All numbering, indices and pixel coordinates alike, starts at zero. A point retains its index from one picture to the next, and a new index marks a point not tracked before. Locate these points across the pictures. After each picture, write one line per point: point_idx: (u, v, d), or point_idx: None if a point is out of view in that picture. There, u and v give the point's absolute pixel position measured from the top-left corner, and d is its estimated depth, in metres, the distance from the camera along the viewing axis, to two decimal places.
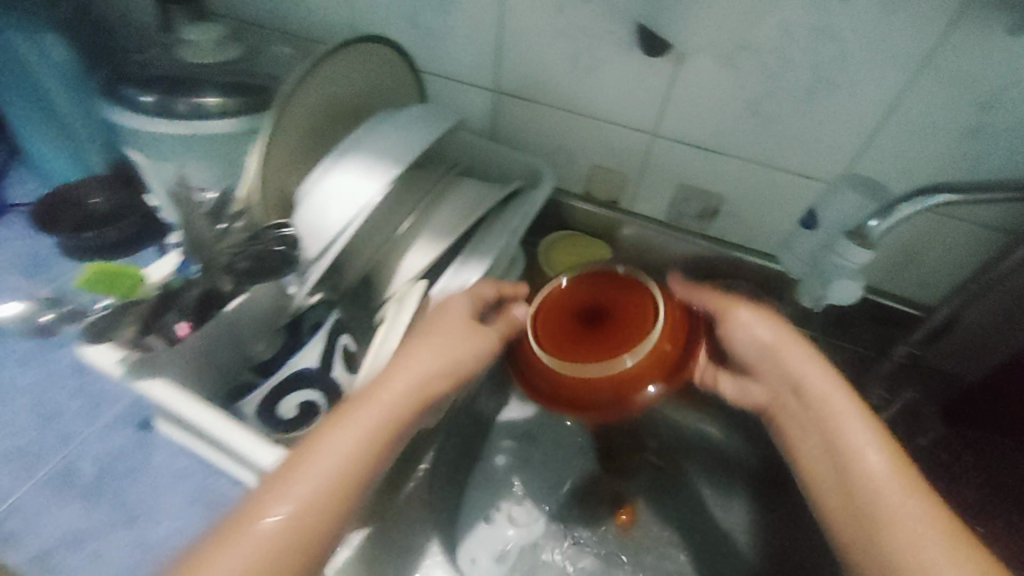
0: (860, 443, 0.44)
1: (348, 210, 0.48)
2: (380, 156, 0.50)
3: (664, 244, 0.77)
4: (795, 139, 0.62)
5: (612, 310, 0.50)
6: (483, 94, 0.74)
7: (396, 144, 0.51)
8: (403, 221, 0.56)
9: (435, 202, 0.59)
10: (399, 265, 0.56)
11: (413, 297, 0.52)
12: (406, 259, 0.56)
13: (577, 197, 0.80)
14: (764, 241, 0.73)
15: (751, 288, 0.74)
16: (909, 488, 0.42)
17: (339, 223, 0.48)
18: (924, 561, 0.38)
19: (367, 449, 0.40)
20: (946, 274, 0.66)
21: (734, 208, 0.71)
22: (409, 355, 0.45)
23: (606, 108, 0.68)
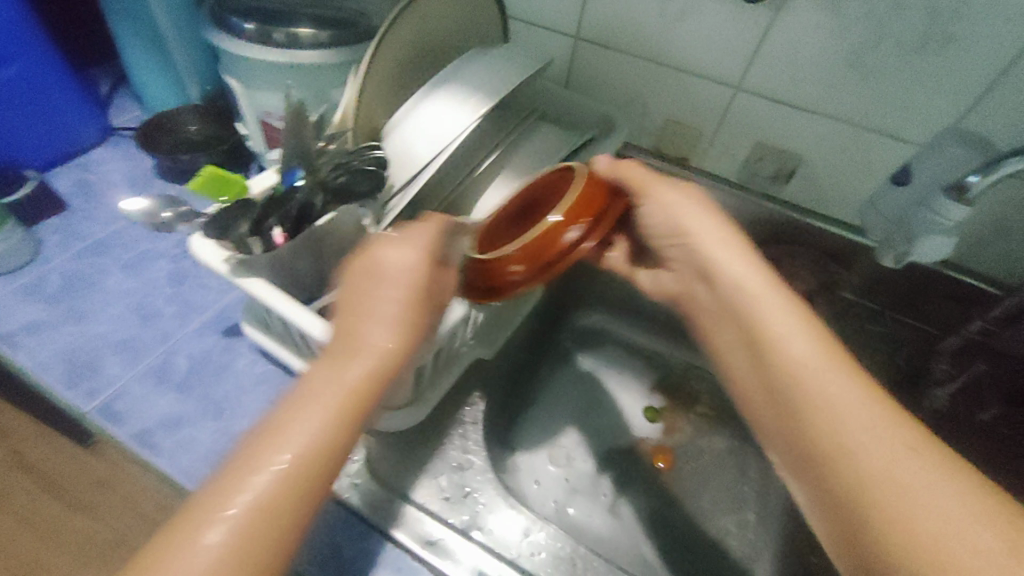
0: (803, 358, 0.38)
1: (441, 136, 0.50)
2: (472, 88, 0.52)
3: (732, 205, 0.77)
4: (891, 97, 0.59)
5: (538, 205, 0.52)
6: (562, 40, 0.73)
7: (487, 78, 0.53)
8: (484, 161, 0.57)
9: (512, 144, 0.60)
10: (479, 203, 0.58)
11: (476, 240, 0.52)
12: (487, 196, 0.58)
13: (646, 152, 0.79)
14: (840, 206, 0.71)
15: (818, 255, 0.73)
16: (892, 414, 0.34)
17: (432, 148, 0.50)
18: (846, 443, 0.33)
19: (343, 401, 0.35)
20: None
21: (812, 171, 0.69)
22: (367, 308, 0.39)
23: (689, 58, 0.67)
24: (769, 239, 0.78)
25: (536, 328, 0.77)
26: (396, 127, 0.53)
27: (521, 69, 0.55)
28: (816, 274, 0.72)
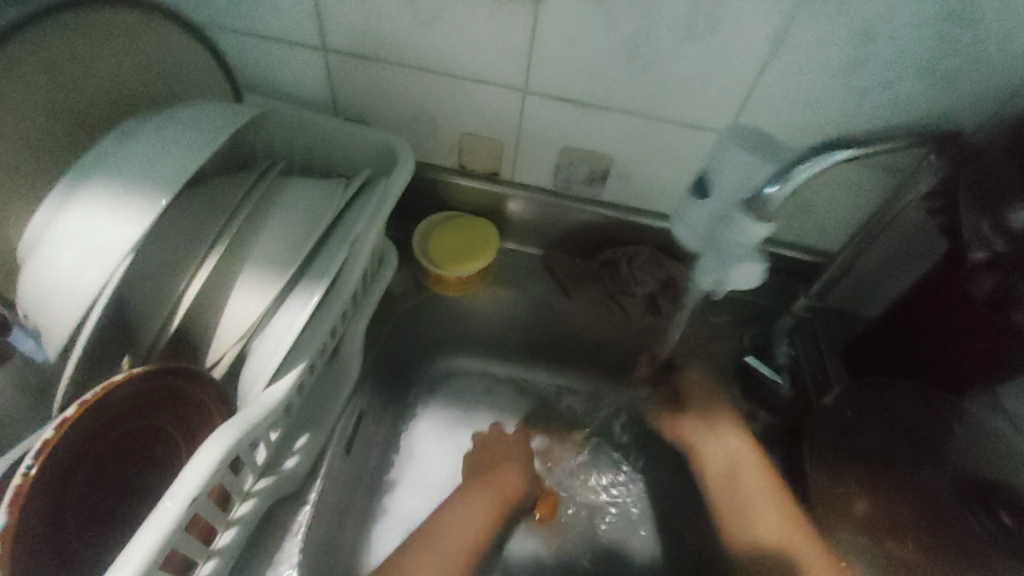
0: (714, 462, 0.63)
1: (88, 279, 0.35)
2: (125, 192, 0.36)
3: (557, 214, 0.70)
4: (680, 86, 0.53)
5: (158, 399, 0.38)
6: (309, 57, 0.58)
7: (149, 169, 0.37)
8: (206, 261, 0.41)
9: (251, 225, 0.44)
10: (221, 314, 0.42)
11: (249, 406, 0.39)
12: (231, 300, 0.42)
13: (451, 171, 0.68)
14: (662, 201, 0.66)
15: (652, 251, 0.70)
16: None
17: (78, 297, 0.35)
18: None
19: None
20: (841, 217, 0.62)
21: (625, 170, 0.63)
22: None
23: (463, 63, 0.56)
24: (603, 243, 0.72)
25: (365, 407, 0.64)
26: (24, 263, 0.37)
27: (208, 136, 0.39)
28: (653, 273, 0.69)
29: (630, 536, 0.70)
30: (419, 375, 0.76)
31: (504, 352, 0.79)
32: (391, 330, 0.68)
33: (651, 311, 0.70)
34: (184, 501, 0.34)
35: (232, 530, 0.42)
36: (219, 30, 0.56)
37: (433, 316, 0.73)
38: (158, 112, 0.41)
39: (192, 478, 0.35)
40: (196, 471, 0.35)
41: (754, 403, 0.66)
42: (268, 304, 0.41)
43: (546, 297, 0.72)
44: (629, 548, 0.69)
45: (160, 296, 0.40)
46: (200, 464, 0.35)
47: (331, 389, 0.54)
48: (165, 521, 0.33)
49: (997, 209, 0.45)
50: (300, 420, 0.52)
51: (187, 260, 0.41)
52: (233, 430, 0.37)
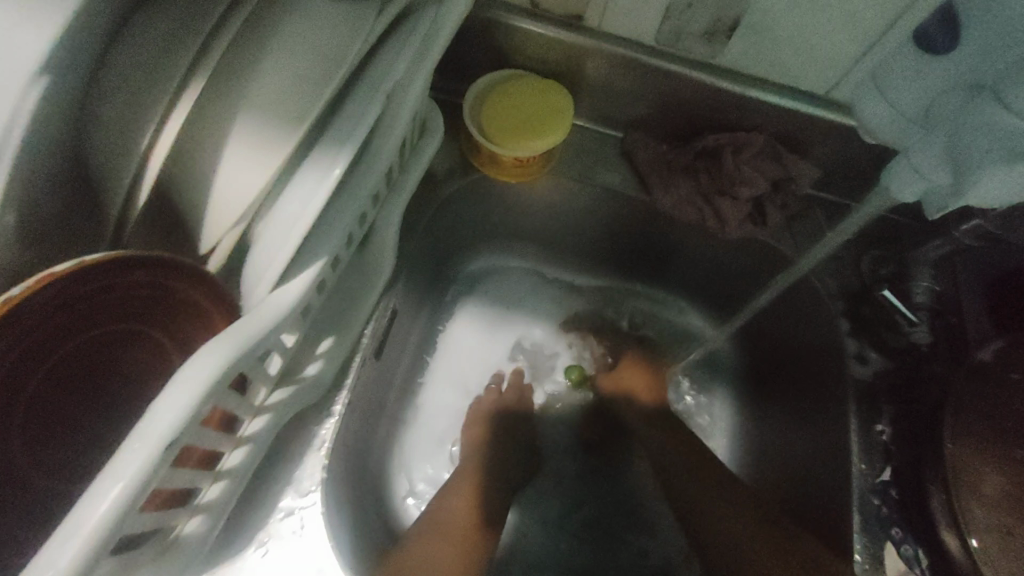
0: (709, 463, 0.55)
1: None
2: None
3: (651, 83, 0.53)
4: None
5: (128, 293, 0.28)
6: None
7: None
8: (174, 111, 0.28)
9: (239, 55, 0.30)
10: (206, 190, 0.30)
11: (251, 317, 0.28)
12: (220, 171, 0.30)
13: (518, 11, 0.51)
14: (806, 72, 0.48)
15: (768, 141, 0.53)
16: None
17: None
18: None
19: None
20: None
21: (767, 22, 0.44)
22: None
23: None
24: (704, 126, 0.56)
25: (400, 306, 0.55)
26: None
27: None
28: (765, 170, 0.53)
29: None
30: (460, 271, 0.66)
31: (560, 253, 0.67)
32: (433, 218, 0.56)
33: (751, 220, 0.55)
34: (156, 448, 0.24)
35: (242, 449, 0.34)
36: None
37: (482, 204, 0.60)
38: None
39: (167, 416, 0.24)
40: (172, 402, 0.25)
41: (865, 341, 0.51)
42: (268, 179, 0.29)
43: (622, 193, 0.58)
44: None
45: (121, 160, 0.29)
46: (178, 396, 0.25)
47: (358, 285, 0.44)
48: (130, 472, 0.23)
49: None
50: (323, 319, 0.43)
51: (147, 107, 0.28)
52: (228, 348, 0.27)
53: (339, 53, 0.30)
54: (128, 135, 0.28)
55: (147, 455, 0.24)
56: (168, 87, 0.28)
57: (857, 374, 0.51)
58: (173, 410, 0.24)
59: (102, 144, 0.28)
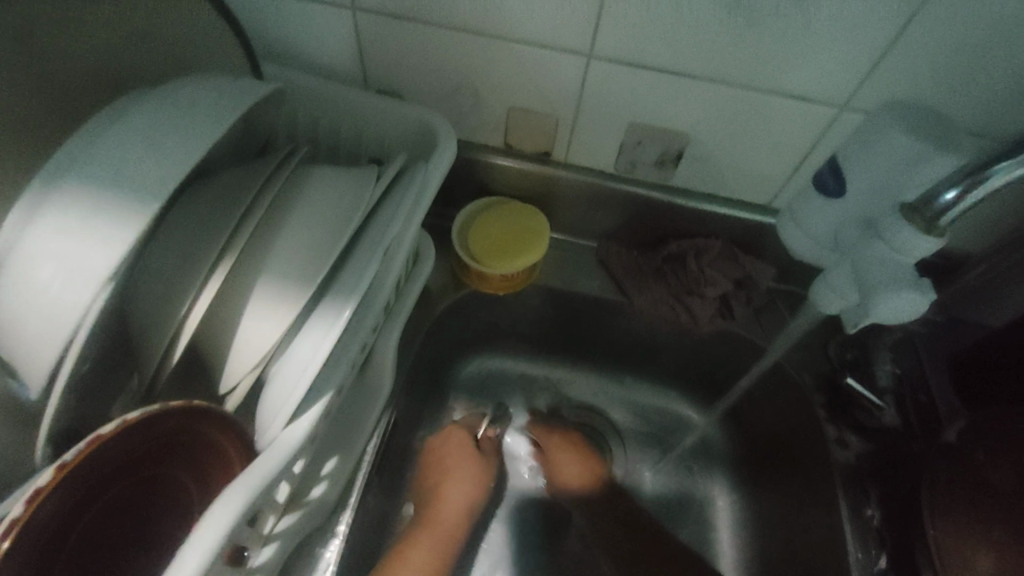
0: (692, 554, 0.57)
1: (64, 311, 0.28)
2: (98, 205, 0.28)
3: (616, 201, 0.60)
4: (786, 50, 0.43)
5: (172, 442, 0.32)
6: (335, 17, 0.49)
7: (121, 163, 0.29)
8: (206, 284, 0.33)
9: (265, 229, 0.36)
10: (232, 343, 0.34)
11: (270, 459, 0.32)
12: (242, 326, 0.34)
13: (496, 151, 0.60)
14: (744, 187, 0.56)
15: (725, 246, 0.59)
16: None
17: (57, 336, 0.28)
18: None
19: None
20: (985, 217, 0.50)
21: (704, 151, 0.53)
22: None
23: (520, 24, 0.47)
24: (666, 235, 0.63)
25: (399, 418, 0.58)
26: None
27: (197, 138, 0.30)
28: (727, 271, 0.58)
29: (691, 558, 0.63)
30: (455, 376, 0.70)
31: (548, 353, 0.71)
32: (428, 330, 0.61)
33: (721, 316, 0.59)
34: None
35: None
36: None
37: (472, 314, 0.66)
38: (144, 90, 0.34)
39: (192, 560, 0.27)
40: (198, 547, 0.27)
41: (843, 425, 0.54)
42: (284, 331, 0.34)
43: (601, 296, 0.63)
44: None
45: (160, 321, 0.33)
46: (199, 543, 0.27)
47: (361, 405, 0.48)
48: None
49: None
50: (327, 442, 0.46)
51: (183, 283, 0.33)
52: (249, 485, 0.30)
53: (345, 218, 0.36)
54: (163, 309, 0.33)
55: None
56: (205, 263, 0.33)
57: (840, 459, 0.53)
58: (200, 551, 0.27)
59: (146, 320, 0.34)
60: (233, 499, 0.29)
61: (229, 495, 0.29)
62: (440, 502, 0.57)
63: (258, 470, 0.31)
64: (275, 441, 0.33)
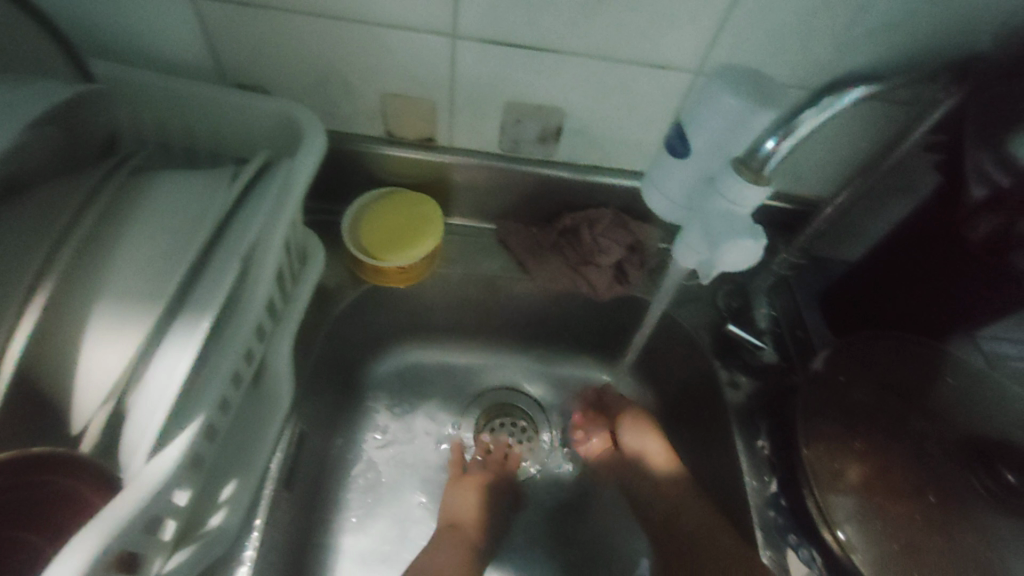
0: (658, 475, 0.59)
1: None
2: None
3: (506, 181, 0.61)
4: (638, 22, 0.45)
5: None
6: (172, 8, 0.45)
7: None
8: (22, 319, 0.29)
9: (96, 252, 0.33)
10: (72, 381, 0.31)
11: (127, 501, 0.29)
12: (83, 360, 0.31)
13: (378, 140, 0.58)
14: (624, 156, 0.58)
15: (615, 214, 0.62)
16: None
17: None
18: None
19: None
20: (830, 165, 0.56)
21: (581, 124, 0.54)
22: None
23: (378, 7, 0.45)
24: (560, 209, 0.64)
25: (306, 428, 0.56)
26: None
27: None
28: (618, 238, 0.61)
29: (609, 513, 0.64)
30: (369, 375, 0.68)
31: (462, 339, 0.71)
32: (327, 333, 0.59)
33: (618, 282, 0.62)
34: None
35: None
36: None
37: (375, 310, 0.64)
38: None
39: None
40: None
41: (733, 367, 0.59)
42: (130, 358, 0.31)
43: (504, 276, 0.64)
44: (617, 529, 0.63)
45: None
46: None
47: (256, 424, 0.45)
48: None
49: (993, 142, 0.42)
50: (222, 464, 0.43)
51: None
52: (101, 528, 0.27)
53: (188, 230, 0.34)
54: None
55: None
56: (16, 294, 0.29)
57: (732, 398, 0.58)
58: None
59: None
60: (76, 551, 0.26)
61: (67, 548, 0.26)
62: (460, 507, 0.60)
63: (112, 513, 0.28)
64: (134, 478, 0.30)
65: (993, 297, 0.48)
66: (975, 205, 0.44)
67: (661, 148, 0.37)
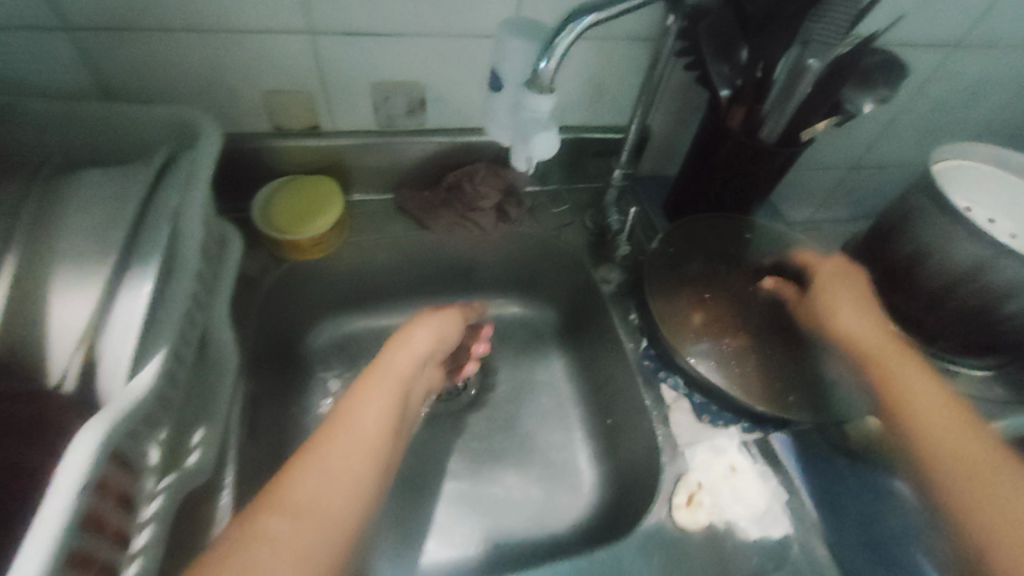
0: (868, 334, 0.57)
1: None
2: None
3: (391, 153, 0.71)
4: (458, 2, 0.57)
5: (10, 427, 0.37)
6: (56, 41, 0.53)
7: None
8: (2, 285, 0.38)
9: (44, 234, 0.41)
10: (47, 329, 0.39)
11: (122, 407, 0.36)
12: (54, 315, 0.39)
13: (270, 135, 0.66)
14: (482, 116, 0.71)
15: (488, 165, 0.74)
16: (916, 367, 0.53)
17: None
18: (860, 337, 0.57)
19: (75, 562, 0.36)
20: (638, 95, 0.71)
21: (439, 93, 0.66)
22: None
23: (241, 16, 0.54)
24: (444, 171, 0.76)
25: (257, 391, 0.63)
26: None
27: None
28: (494, 184, 0.73)
29: (557, 439, 0.75)
30: (310, 347, 0.76)
31: (387, 300, 0.81)
32: (261, 309, 0.67)
33: (501, 220, 0.74)
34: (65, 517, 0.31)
35: (144, 532, 0.41)
36: None
37: (302, 286, 0.72)
38: None
39: (66, 479, 0.31)
40: (70, 473, 0.32)
41: (605, 268, 0.75)
42: (91, 305, 0.39)
43: (408, 236, 0.74)
44: (562, 451, 0.74)
45: None
46: (68, 474, 0.32)
47: (210, 381, 0.53)
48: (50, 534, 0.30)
49: (728, 54, 0.59)
50: (188, 415, 0.50)
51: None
52: (103, 422, 0.35)
53: (117, 207, 0.43)
54: None
55: (54, 531, 0.30)
56: None
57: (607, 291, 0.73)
58: (71, 479, 0.32)
59: None
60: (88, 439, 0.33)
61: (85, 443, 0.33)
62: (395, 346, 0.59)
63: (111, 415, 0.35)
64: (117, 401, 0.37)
65: (756, 169, 0.65)
66: (725, 103, 0.62)
67: (487, 88, 0.50)
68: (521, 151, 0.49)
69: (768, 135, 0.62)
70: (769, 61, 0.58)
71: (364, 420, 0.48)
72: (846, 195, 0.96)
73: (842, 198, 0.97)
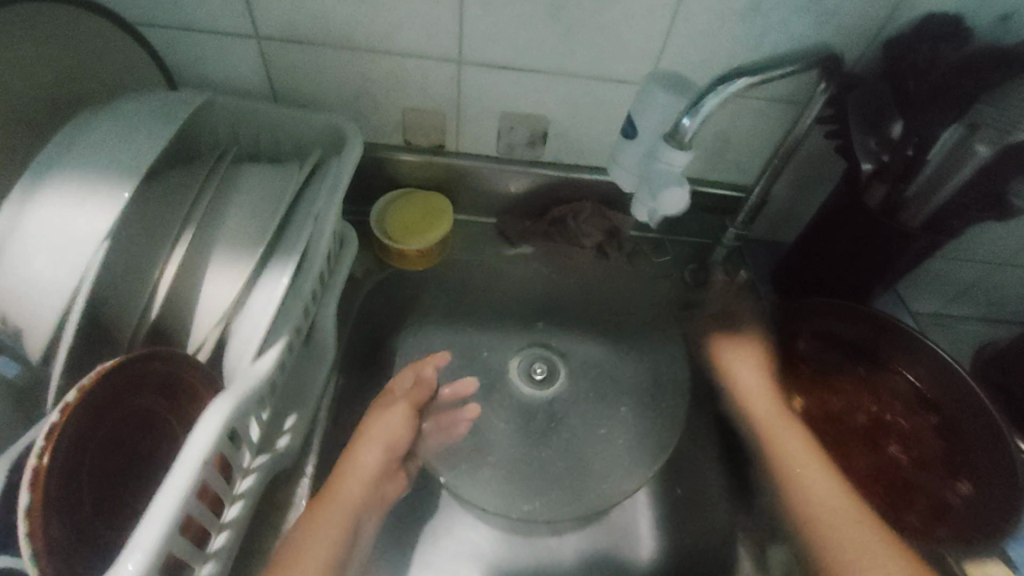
0: (829, 499, 0.52)
1: (55, 279, 0.36)
2: (82, 183, 0.38)
3: (504, 180, 0.74)
4: (599, 47, 0.58)
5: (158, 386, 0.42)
6: (244, 47, 0.60)
7: (102, 155, 0.39)
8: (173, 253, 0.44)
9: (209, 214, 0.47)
10: (198, 297, 0.44)
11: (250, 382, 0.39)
12: (206, 288, 0.44)
13: (398, 148, 0.71)
14: (598, 156, 0.71)
15: (595, 206, 0.74)
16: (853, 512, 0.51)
17: (57, 293, 0.37)
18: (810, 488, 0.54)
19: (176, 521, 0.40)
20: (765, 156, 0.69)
21: (562, 129, 0.68)
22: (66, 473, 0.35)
23: (399, 41, 0.59)
24: (550, 204, 0.76)
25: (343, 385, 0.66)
26: None
27: (148, 136, 0.41)
28: (598, 224, 0.73)
29: None
30: None
31: None
32: (361, 307, 0.72)
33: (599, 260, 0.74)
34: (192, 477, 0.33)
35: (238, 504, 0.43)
36: (152, 25, 0.58)
37: (399, 293, 0.76)
38: (100, 107, 0.44)
39: (198, 442, 0.35)
40: (202, 437, 0.35)
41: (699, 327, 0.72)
42: (238, 283, 0.43)
43: (505, 261, 0.76)
44: None
45: (132, 286, 0.42)
46: (201, 435, 0.35)
47: (309, 368, 0.56)
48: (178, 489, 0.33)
49: (878, 126, 0.55)
50: (286, 397, 0.54)
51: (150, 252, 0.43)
52: (231, 395, 0.38)
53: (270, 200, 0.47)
54: (139, 285, 0.42)
55: (182, 486, 0.33)
56: (169, 239, 0.43)
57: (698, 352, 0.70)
58: (203, 442, 0.35)
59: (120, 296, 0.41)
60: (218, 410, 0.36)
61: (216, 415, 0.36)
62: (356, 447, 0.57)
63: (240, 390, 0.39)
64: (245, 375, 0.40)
65: (888, 253, 0.60)
66: (867, 176, 0.57)
67: (619, 135, 0.50)
68: (648, 202, 0.47)
69: (912, 218, 0.57)
70: (926, 142, 0.53)
71: (330, 514, 0.51)
72: (988, 295, 0.86)
73: (982, 298, 0.86)
